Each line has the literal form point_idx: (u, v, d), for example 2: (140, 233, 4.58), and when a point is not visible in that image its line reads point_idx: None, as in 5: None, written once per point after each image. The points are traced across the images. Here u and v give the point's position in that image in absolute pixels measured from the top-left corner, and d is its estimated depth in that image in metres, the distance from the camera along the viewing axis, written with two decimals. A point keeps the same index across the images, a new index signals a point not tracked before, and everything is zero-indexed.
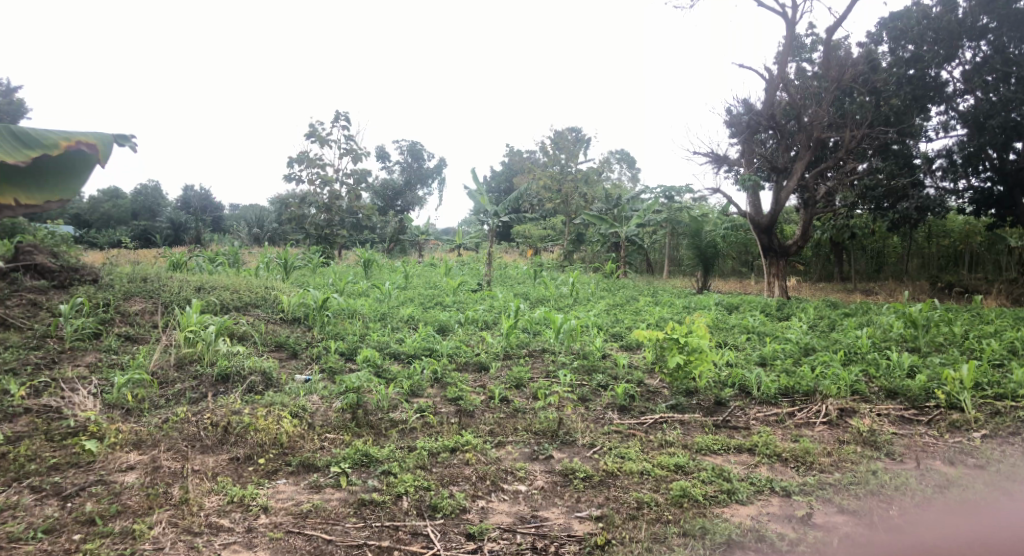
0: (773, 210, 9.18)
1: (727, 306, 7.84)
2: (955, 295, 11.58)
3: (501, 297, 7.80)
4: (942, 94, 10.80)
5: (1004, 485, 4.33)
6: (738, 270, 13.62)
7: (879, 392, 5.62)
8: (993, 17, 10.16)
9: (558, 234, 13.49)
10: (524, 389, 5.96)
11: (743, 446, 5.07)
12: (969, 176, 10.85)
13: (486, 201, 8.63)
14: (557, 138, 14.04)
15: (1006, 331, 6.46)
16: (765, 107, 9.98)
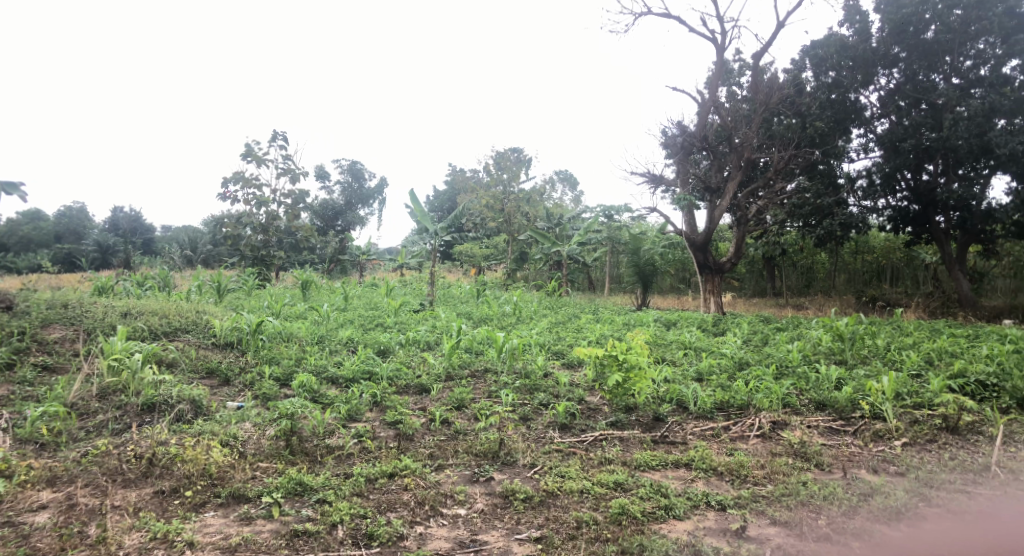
0: (708, 227, 9.41)
1: (665, 323, 7.97)
2: (879, 309, 12.08)
3: (443, 317, 7.73)
4: (861, 118, 11.33)
5: (923, 491, 4.50)
6: (676, 287, 13.90)
7: (809, 404, 5.79)
8: (903, 47, 10.78)
9: (501, 253, 13.46)
10: (465, 410, 5.90)
11: (680, 461, 5.14)
12: (887, 195, 11.34)
13: (428, 221, 8.59)
14: (498, 158, 13.91)
15: (925, 342, 6.77)
16: (699, 128, 10.29)
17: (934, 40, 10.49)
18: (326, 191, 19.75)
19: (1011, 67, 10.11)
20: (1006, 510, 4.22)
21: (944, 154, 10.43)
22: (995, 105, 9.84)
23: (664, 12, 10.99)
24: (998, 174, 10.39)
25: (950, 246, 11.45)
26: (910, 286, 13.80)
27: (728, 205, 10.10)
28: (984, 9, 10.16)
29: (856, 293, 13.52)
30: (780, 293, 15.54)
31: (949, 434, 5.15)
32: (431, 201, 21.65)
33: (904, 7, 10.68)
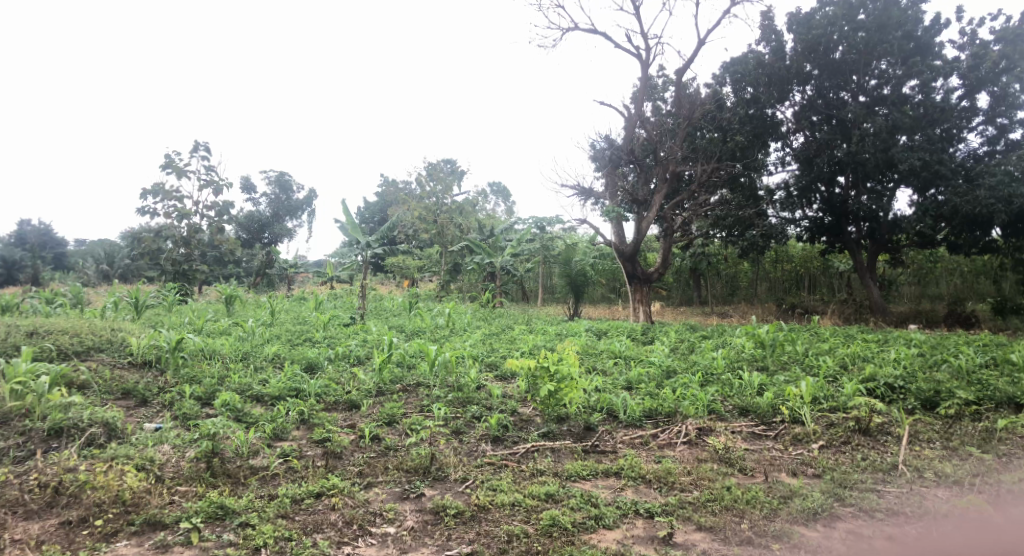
0: (636, 238, 9.62)
1: (596, 332, 8.09)
2: (797, 316, 12.61)
3: (375, 331, 7.61)
4: (777, 132, 11.82)
5: (838, 491, 4.69)
6: (607, 297, 14.10)
7: (733, 410, 5.96)
8: (814, 66, 11.33)
9: (434, 264, 13.33)
10: (396, 426, 5.79)
11: (610, 470, 5.20)
12: (803, 206, 11.82)
13: (358, 233, 8.45)
14: (430, 169, 13.78)
15: (839, 347, 7.10)
16: (626, 142, 10.53)
17: (841, 60, 11.08)
18: (251, 203, 19.12)
19: (910, 86, 10.77)
20: (912, 506, 4.44)
21: (854, 167, 11.02)
22: (897, 122, 10.48)
23: (590, 28, 11.17)
24: (902, 187, 11.04)
25: (861, 255, 12.04)
26: (826, 294, 14.46)
27: (656, 216, 10.33)
28: (885, 32, 10.80)
29: (777, 301, 14.09)
30: (705, 302, 15.94)
31: (861, 435, 5.38)
32: (361, 212, 21.28)
33: (814, 28, 11.19)
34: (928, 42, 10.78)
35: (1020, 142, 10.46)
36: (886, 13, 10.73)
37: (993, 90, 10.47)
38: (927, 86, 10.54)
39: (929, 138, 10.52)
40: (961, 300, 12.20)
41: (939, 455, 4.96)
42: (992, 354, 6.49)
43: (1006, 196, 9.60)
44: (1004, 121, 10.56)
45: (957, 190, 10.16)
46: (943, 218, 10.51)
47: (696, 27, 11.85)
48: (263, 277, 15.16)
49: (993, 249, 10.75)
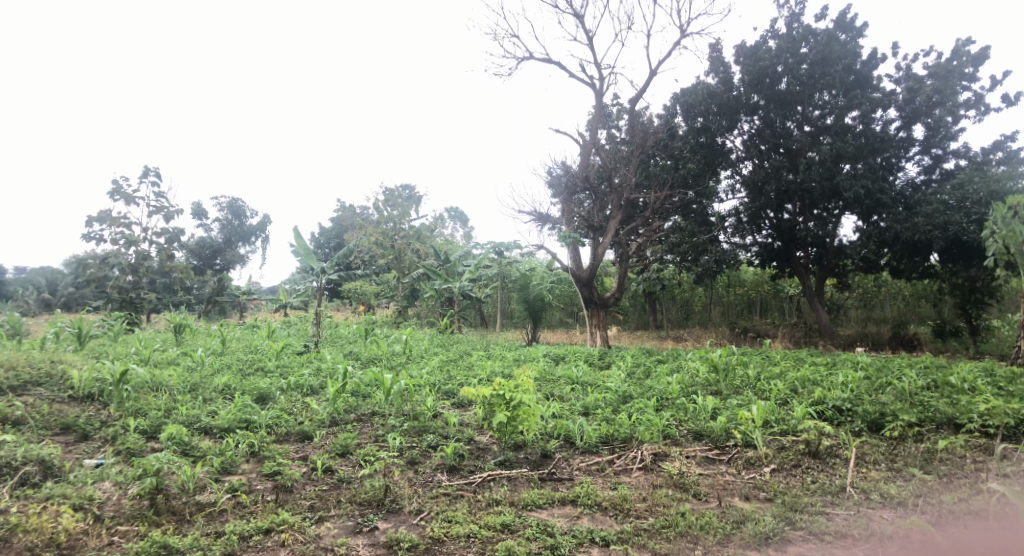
0: (592, 264, 9.70)
1: (554, 358, 8.09)
2: (749, 339, 12.89)
3: (329, 359, 7.48)
4: (727, 160, 12.13)
5: (789, 515, 4.74)
6: (564, 321, 14.20)
7: (687, 435, 6.02)
8: (761, 96, 11.66)
9: (391, 291, 13.21)
10: (349, 457, 5.68)
11: (566, 498, 5.17)
12: (754, 232, 12.08)
13: (312, 258, 8.32)
14: (388, 194, 13.57)
15: (789, 371, 7.24)
16: (581, 169, 10.65)
17: (787, 92, 11.44)
18: (202, 229, 18.65)
19: (852, 117, 11.15)
20: (860, 529, 4.52)
21: (801, 195, 11.34)
22: (841, 151, 10.84)
23: (545, 57, 11.35)
24: (846, 213, 11.39)
25: (809, 279, 12.34)
26: (776, 318, 14.77)
27: (611, 241, 10.44)
28: (826, 65, 11.20)
29: (729, 325, 14.38)
30: (661, 325, 16.02)
31: (811, 458, 5.47)
32: (316, 238, 20.92)
33: (761, 60, 11.53)
34: (867, 75, 11.22)
35: (954, 171, 10.94)
36: (827, 47, 11.16)
37: (928, 122, 10.93)
38: (868, 117, 10.94)
39: (870, 167, 10.89)
40: (904, 323, 12.61)
41: (885, 477, 5.07)
42: (933, 376, 6.69)
43: (943, 224, 10.00)
44: (939, 151, 11.05)
45: (898, 217, 10.56)
46: (885, 244, 10.88)
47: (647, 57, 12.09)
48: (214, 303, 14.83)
49: (933, 273, 11.17)
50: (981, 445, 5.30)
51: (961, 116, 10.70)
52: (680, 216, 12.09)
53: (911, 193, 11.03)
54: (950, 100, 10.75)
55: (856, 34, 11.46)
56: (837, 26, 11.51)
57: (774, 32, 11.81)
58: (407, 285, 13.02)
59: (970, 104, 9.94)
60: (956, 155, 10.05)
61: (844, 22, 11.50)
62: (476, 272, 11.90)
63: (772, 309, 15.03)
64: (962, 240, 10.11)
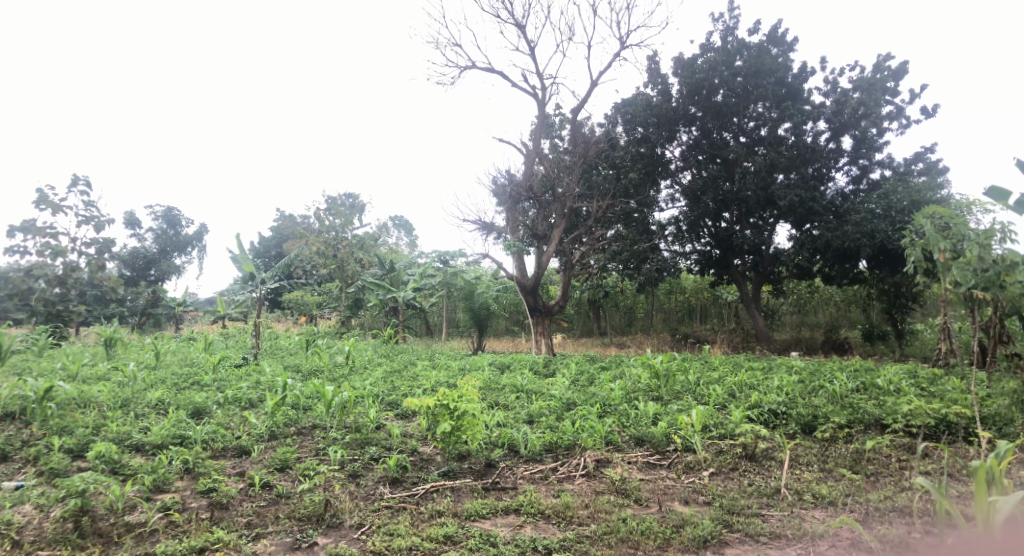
0: (536, 272, 9.77)
1: (499, 366, 8.10)
2: (689, 345, 13.20)
3: (268, 372, 7.31)
4: (667, 170, 12.39)
5: (726, 517, 4.83)
6: (510, 329, 14.28)
7: (629, 440, 6.09)
8: (698, 108, 11.96)
9: (334, 301, 13.07)
10: (289, 471, 5.55)
11: (509, 507, 5.15)
12: (693, 240, 12.32)
13: (252, 267, 8.13)
14: (330, 203, 13.47)
15: (727, 376, 7.41)
16: (525, 178, 10.73)
17: (723, 103, 11.77)
18: (136, 239, 18.02)
19: (784, 128, 11.53)
20: (793, 529, 4.64)
21: (738, 204, 11.64)
22: (775, 162, 11.20)
23: (488, 67, 11.39)
24: (780, 222, 11.77)
25: (746, 286, 12.66)
26: (716, 324, 15.10)
27: (556, 249, 10.53)
28: (759, 78, 11.60)
29: (670, 331, 14.67)
30: (605, 332, 16.19)
31: (748, 461, 5.60)
32: (254, 246, 20.29)
33: (697, 72, 11.82)
34: (797, 88, 11.65)
35: (879, 181, 11.44)
36: (760, 60, 11.53)
37: (855, 133, 11.39)
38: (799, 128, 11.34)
39: (802, 177, 11.34)
40: (835, 327, 13.02)
41: (817, 477, 5.22)
42: (862, 379, 6.95)
43: (870, 232, 10.43)
44: (865, 162, 11.54)
45: (829, 225, 10.96)
46: (817, 251, 11.28)
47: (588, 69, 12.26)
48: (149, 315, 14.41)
49: (861, 279, 11.62)
50: (905, 445, 5.51)
51: (885, 128, 11.18)
52: (622, 225, 12.31)
53: (840, 202, 11.50)
54: (874, 113, 11.23)
55: (786, 48, 11.89)
56: (769, 40, 11.90)
57: (710, 45, 12.14)
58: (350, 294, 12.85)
59: (892, 117, 10.40)
60: (882, 166, 10.50)
61: (775, 37, 11.92)
62: (421, 281, 11.83)
63: (711, 315, 15.41)
64: (888, 247, 10.55)
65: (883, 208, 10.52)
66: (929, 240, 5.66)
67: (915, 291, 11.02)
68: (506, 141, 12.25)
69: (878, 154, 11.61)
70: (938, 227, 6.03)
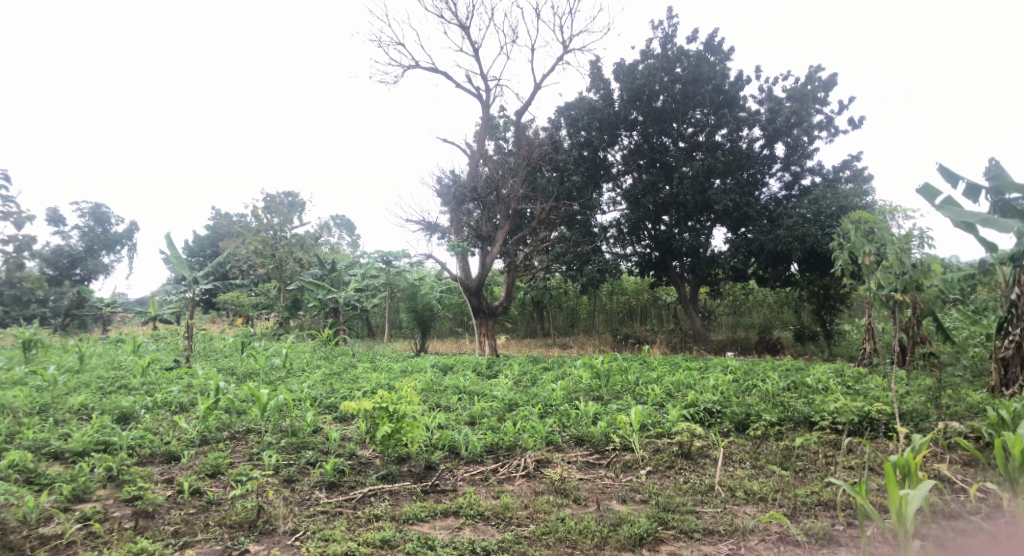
0: (480, 274, 9.76)
1: (442, 368, 8.05)
2: (630, 345, 13.42)
3: (201, 375, 7.07)
4: (609, 173, 12.56)
5: (661, 515, 4.89)
6: (454, 330, 14.22)
7: (569, 440, 6.14)
8: (639, 112, 12.18)
9: (271, 301, 12.74)
10: (220, 477, 5.38)
11: (448, 509, 5.11)
12: (634, 242, 12.51)
13: (183, 267, 7.86)
14: (268, 201, 13.22)
15: (665, 376, 7.55)
16: (469, 179, 10.71)
17: (663, 109, 12.02)
18: (61, 237, 17.04)
19: (721, 135, 11.85)
20: (725, 525, 4.74)
21: (676, 208, 11.89)
22: (712, 167, 11.50)
23: (431, 67, 11.33)
24: (717, 225, 12.08)
25: (684, 287, 12.92)
26: (655, 326, 15.47)
27: (499, 251, 10.55)
28: (697, 85, 11.89)
29: (612, 332, 14.87)
30: (548, 333, 16.27)
31: (684, 459, 5.71)
32: (188, 245, 19.59)
33: (638, 78, 12.02)
34: (734, 95, 11.99)
35: (810, 188, 11.88)
36: (698, 68, 11.82)
37: (787, 141, 11.79)
38: (734, 135, 11.67)
39: (737, 182, 11.67)
40: (768, 328, 13.41)
41: (749, 474, 5.35)
42: (793, 378, 7.19)
43: (801, 236, 10.76)
44: (797, 169, 11.97)
45: (763, 229, 11.32)
46: (752, 254, 11.62)
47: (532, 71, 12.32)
48: (74, 316, 13.81)
49: (793, 282, 12.02)
50: (831, 441, 5.72)
51: (815, 136, 11.60)
52: (565, 227, 12.45)
53: (773, 207, 11.87)
54: (806, 121, 11.64)
55: (723, 57, 12.22)
56: (707, 49, 12.21)
57: (650, 52, 12.38)
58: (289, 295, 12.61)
59: (822, 125, 10.79)
60: (812, 173, 10.90)
61: (713, 45, 12.23)
62: (363, 282, 11.66)
63: (651, 316, 15.65)
64: (818, 251, 10.96)
65: (814, 213, 10.93)
66: (855, 244, 5.92)
67: (842, 293, 11.46)
68: (450, 142, 12.22)
69: (809, 161, 12.05)
70: (862, 232, 6.28)
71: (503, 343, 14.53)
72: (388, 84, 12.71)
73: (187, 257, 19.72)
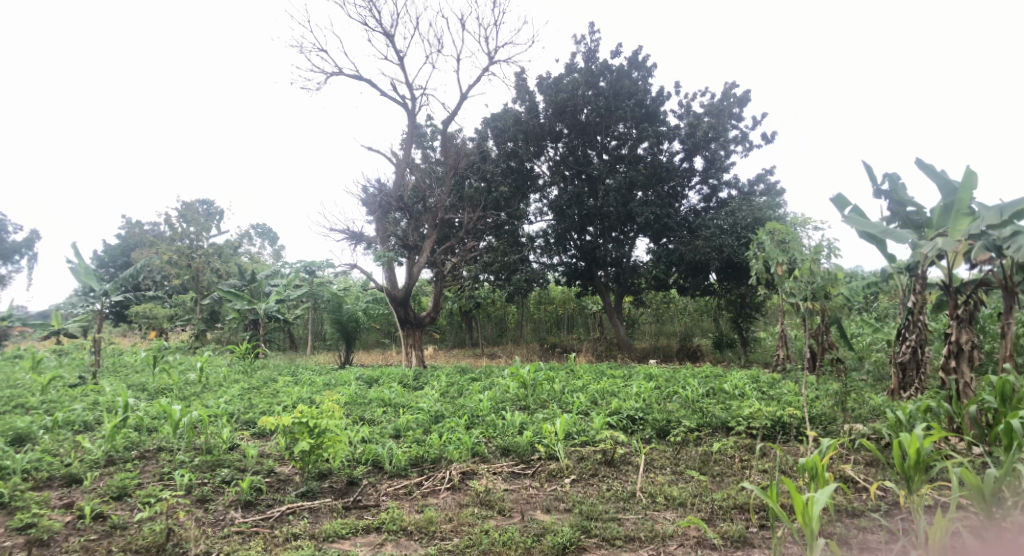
0: (407, 284, 9.67)
1: (367, 381, 7.90)
2: (556, 354, 13.75)
3: (108, 392, 6.71)
4: (535, 184, 12.69)
5: (584, 523, 4.90)
6: (381, 341, 14.06)
7: (495, 451, 6.13)
8: (564, 125, 12.38)
9: (187, 313, 12.28)
10: (127, 499, 5.10)
11: (370, 525, 4.98)
12: (560, 252, 12.63)
13: (91, 279, 7.49)
14: (184, 209, 12.81)
15: (591, 384, 7.65)
16: (396, 188, 10.60)
17: (587, 122, 12.27)
18: None
19: (643, 148, 12.18)
20: (646, 531, 4.79)
21: (601, 218, 12.11)
22: (634, 179, 11.79)
23: (356, 74, 11.19)
24: (640, 236, 12.39)
25: (609, 296, 13.15)
26: (582, 333, 15.49)
27: (426, 260, 10.47)
28: (619, 100, 12.18)
29: (539, 341, 15.14)
30: (477, 343, 16.29)
31: (607, 466, 5.78)
32: (97, 255, 18.62)
33: (562, 91, 12.22)
34: (655, 110, 12.35)
35: (727, 200, 12.32)
36: (620, 83, 12.12)
37: (705, 154, 12.20)
38: (655, 148, 12.01)
39: (658, 194, 12.01)
40: (689, 335, 13.83)
41: (669, 480, 5.46)
42: (711, 384, 7.40)
43: (718, 246, 11.20)
44: (715, 182, 12.40)
45: (682, 240, 11.68)
46: (672, 264, 11.96)
47: (458, 81, 12.34)
48: None
49: (712, 291, 12.41)
50: (746, 446, 5.91)
51: (731, 151, 12.07)
52: (494, 237, 12.52)
53: (692, 218, 12.28)
54: (723, 136, 12.09)
55: (645, 72, 12.56)
56: (630, 64, 12.52)
57: (575, 66, 12.60)
58: (205, 306, 12.25)
59: (738, 140, 11.25)
60: (728, 186, 11.33)
61: (636, 61, 12.55)
62: (286, 293, 11.34)
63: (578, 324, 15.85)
64: (734, 261, 11.40)
65: (730, 224, 11.36)
66: (769, 254, 6.16)
67: (757, 301, 11.94)
68: (376, 150, 12.07)
69: (727, 175, 12.50)
70: (775, 242, 6.52)
71: (431, 353, 14.42)
72: (310, 92, 12.36)
73: (95, 267, 18.71)
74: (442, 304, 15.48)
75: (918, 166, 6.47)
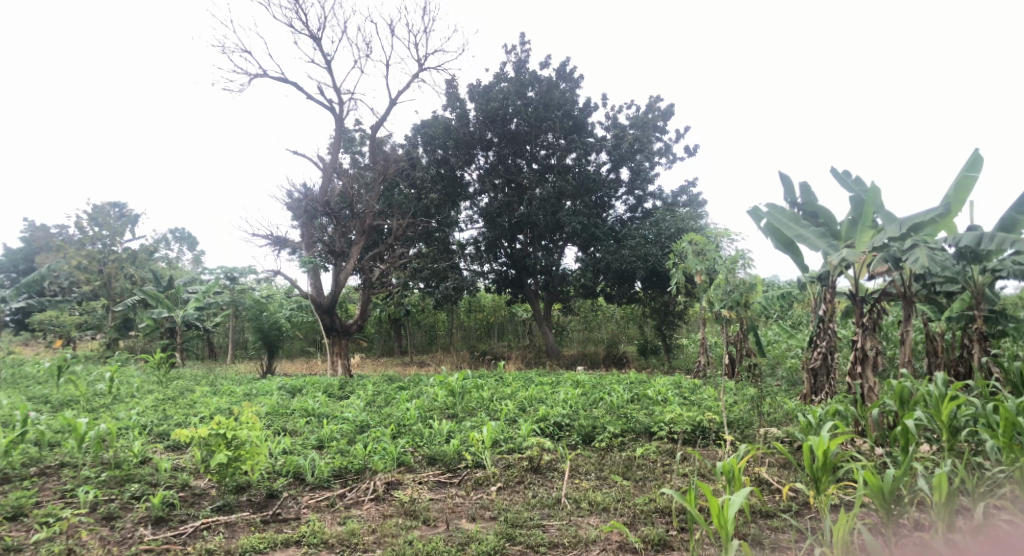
0: (334, 291, 9.47)
1: (290, 390, 7.69)
2: (486, 361, 13.82)
3: (6, 404, 6.30)
4: (465, 192, 12.72)
5: (509, 531, 4.90)
6: (305, 350, 13.75)
7: (421, 460, 6.07)
8: (494, 134, 12.45)
9: (97, 321, 11.67)
10: (23, 519, 4.78)
11: (289, 539, 4.81)
12: (491, 260, 12.67)
13: None
14: (94, 212, 12.15)
15: (518, 391, 7.69)
16: (323, 193, 10.39)
17: (517, 131, 12.38)
18: None
19: (571, 158, 12.40)
20: (569, 537, 4.82)
21: (530, 227, 12.22)
22: (563, 189, 11.96)
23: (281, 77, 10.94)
24: (568, 245, 12.58)
25: (538, 304, 13.28)
26: (512, 341, 15.56)
27: (354, 266, 10.29)
28: (548, 111, 12.37)
29: (469, 349, 15.12)
30: (405, 351, 16.12)
31: (533, 474, 5.81)
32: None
33: (493, 101, 12.30)
34: (582, 121, 12.58)
35: (652, 211, 12.67)
36: (549, 94, 12.30)
37: (631, 165, 12.50)
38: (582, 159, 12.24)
39: (586, 204, 12.24)
40: (615, 342, 14.16)
41: (593, 486, 5.52)
42: (635, 391, 7.57)
43: (643, 255, 11.50)
44: (640, 192, 12.73)
45: (609, 249, 11.93)
46: (600, 272, 12.19)
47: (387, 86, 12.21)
48: None
49: (637, 299, 12.71)
50: (668, 450, 6.05)
51: (655, 162, 12.42)
52: (425, 244, 12.45)
53: (619, 228, 12.56)
54: (648, 148, 12.41)
55: (573, 84, 12.78)
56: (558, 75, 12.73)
57: (504, 75, 12.70)
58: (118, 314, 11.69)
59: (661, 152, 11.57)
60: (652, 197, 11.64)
61: (564, 72, 12.75)
62: (205, 300, 10.95)
63: (508, 332, 15.92)
64: (658, 270, 11.72)
65: (655, 234, 11.69)
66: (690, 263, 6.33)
67: (680, 309, 12.31)
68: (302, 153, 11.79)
69: (652, 186, 12.84)
70: (696, 253, 6.71)
71: (358, 362, 14.20)
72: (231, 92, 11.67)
73: None
74: (371, 312, 15.25)
75: (833, 178, 6.79)
